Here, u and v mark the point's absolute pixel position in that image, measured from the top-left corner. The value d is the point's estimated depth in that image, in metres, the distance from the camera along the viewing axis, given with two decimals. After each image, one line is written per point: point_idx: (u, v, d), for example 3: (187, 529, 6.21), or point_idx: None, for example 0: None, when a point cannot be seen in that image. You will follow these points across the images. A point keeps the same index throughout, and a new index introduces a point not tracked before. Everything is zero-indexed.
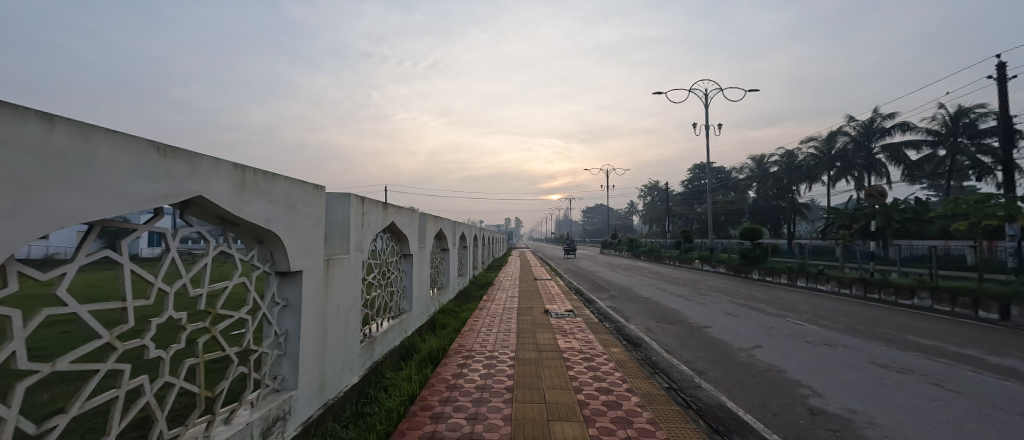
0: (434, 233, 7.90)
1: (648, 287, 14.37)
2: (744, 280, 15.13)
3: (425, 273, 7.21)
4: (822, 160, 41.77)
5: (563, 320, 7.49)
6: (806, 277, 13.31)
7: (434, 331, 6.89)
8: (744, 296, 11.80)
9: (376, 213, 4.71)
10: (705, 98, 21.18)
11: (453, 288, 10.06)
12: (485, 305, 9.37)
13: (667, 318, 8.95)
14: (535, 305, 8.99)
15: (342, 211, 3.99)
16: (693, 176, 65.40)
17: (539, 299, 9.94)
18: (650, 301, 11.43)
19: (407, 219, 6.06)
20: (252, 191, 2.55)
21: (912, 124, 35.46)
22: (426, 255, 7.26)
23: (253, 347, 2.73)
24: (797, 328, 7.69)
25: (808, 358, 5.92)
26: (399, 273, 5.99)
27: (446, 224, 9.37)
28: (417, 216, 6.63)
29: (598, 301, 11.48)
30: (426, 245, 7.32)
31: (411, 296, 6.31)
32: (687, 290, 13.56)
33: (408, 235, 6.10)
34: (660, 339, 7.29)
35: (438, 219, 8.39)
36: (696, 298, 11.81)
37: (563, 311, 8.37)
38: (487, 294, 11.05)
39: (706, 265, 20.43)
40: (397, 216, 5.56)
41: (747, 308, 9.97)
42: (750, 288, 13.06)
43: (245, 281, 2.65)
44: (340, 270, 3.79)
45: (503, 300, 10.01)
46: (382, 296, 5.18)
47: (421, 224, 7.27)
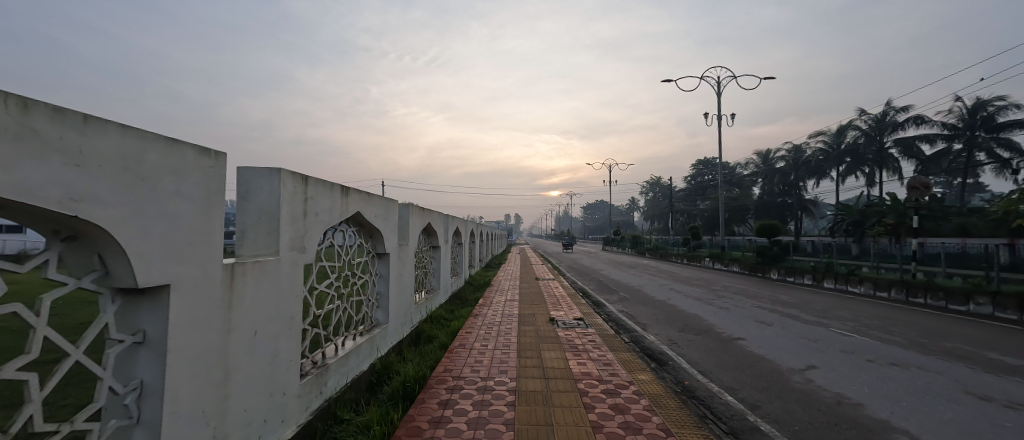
0: (419, 228, 6.69)
1: (660, 289, 13.18)
2: (763, 281, 13.94)
3: (408, 276, 6.02)
4: (830, 155, 40.53)
5: (573, 334, 6.12)
6: (835, 278, 12.08)
7: (417, 347, 5.67)
8: (770, 299, 10.59)
9: (329, 200, 3.50)
10: (717, 86, 19.93)
11: (445, 291, 8.86)
12: (481, 311, 8.16)
13: (690, 327, 7.76)
14: (538, 312, 7.77)
15: (269, 194, 2.77)
16: (696, 172, 64.06)
17: (542, 304, 8.68)
18: (665, 304, 10.24)
19: (381, 210, 4.87)
20: (16, 138, 1.32)
21: (927, 118, 34.17)
22: (409, 254, 6.06)
23: (49, 428, 1.51)
24: (848, 342, 6.52)
25: (883, 386, 4.72)
26: (371, 277, 4.79)
27: (436, 219, 8.17)
28: (396, 207, 5.43)
29: (608, 305, 10.27)
30: (410, 242, 6.13)
31: (389, 305, 5.13)
32: (704, 291, 12.37)
33: (382, 230, 4.89)
34: (689, 355, 6.06)
35: (426, 212, 7.19)
36: (716, 301, 10.60)
37: (572, 321, 7.00)
38: (483, 297, 9.83)
39: (717, 263, 19.23)
40: (364, 206, 4.34)
41: (778, 314, 8.77)
42: (773, 290, 11.85)
43: (24, 310, 1.44)
44: (262, 279, 2.59)
45: (501, 305, 8.75)
46: (342, 309, 3.98)
47: (402, 217, 6.06)
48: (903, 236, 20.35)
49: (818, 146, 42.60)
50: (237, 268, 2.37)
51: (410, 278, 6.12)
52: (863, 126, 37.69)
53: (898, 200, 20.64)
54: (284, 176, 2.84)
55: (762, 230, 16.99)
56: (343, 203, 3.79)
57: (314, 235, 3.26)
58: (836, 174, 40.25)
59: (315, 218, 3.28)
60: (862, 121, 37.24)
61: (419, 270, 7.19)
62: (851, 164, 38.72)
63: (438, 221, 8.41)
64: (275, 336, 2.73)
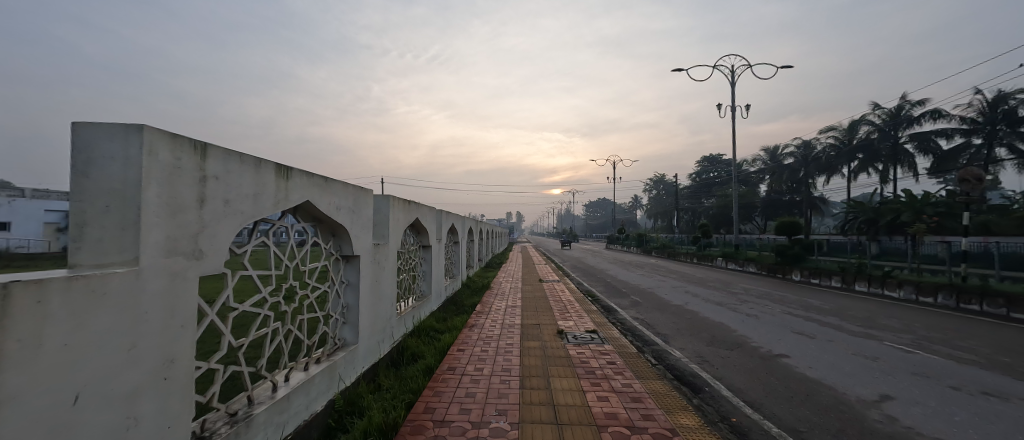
0: (404, 224, 5.64)
1: (674, 291, 12.14)
2: (785, 283, 12.87)
3: (387, 282, 4.97)
4: (842, 151, 39.27)
5: (587, 353, 5.04)
6: (869, 282, 11.00)
7: (396, 370, 4.62)
8: (800, 305, 9.52)
9: (253, 183, 2.45)
10: (731, 76, 18.78)
11: (438, 297, 7.84)
12: (478, 320, 7.13)
13: (719, 339, 6.72)
14: (544, 323, 6.71)
15: (124, 168, 1.74)
16: (701, 169, 62.85)
17: (548, 312, 7.64)
18: (684, 310, 9.17)
19: (347, 201, 3.82)
20: None
21: (944, 112, 32.97)
22: (389, 256, 5.02)
23: None
24: (914, 361, 5.47)
25: (992, 428, 3.66)
26: (333, 286, 3.74)
27: (427, 214, 7.11)
28: (371, 198, 4.40)
29: (621, 312, 9.21)
30: (391, 242, 5.09)
31: (359, 321, 4.08)
32: (722, 294, 11.32)
33: (348, 226, 3.83)
34: (728, 379, 4.99)
35: (414, 205, 6.17)
36: (740, 307, 9.51)
37: (584, 334, 5.94)
38: (481, 303, 8.77)
39: (731, 263, 18.15)
40: (319, 194, 3.29)
41: (817, 323, 7.70)
42: (800, 294, 10.78)
43: None
44: (97, 305, 1.54)
45: (499, 313, 7.69)
46: (281, 332, 2.93)
47: (381, 211, 5.00)
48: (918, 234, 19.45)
49: (828, 142, 41.38)
50: (28, 289, 1.32)
51: (391, 284, 5.08)
52: (876, 120, 36.41)
53: (915, 197, 19.68)
54: (152, 138, 1.79)
55: (781, 228, 15.88)
56: (281, 188, 2.74)
57: (222, 231, 2.20)
58: (848, 171, 39.07)
59: (224, 207, 2.22)
60: (875, 115, 35.97)
61: (405, 274, 6.15)
62: (863, 160, 37.52)
63: (430, 217, 7.37)
64: (126, 398, 1.67)
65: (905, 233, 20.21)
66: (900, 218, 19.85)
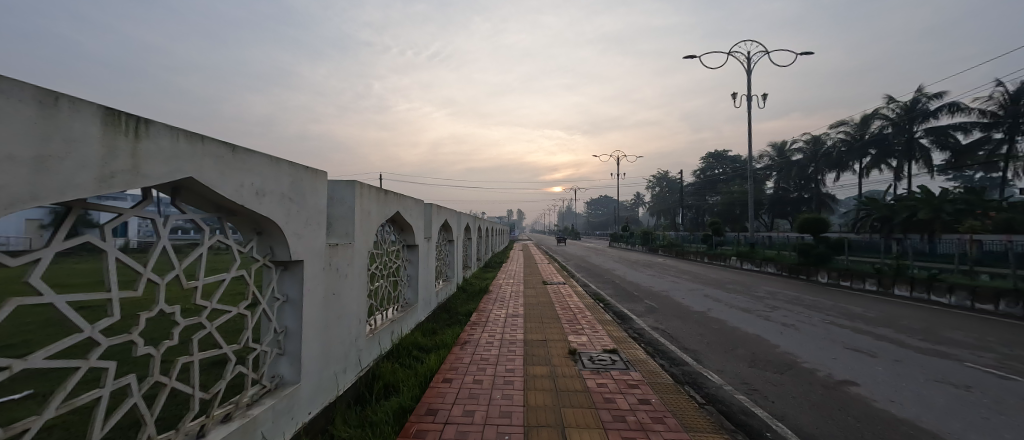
0: (379, 218, 4.46)
1: (691, 294, 11.04)
2: (813, 286, 11.76)
3: (354, 294, 3.84)
4: (854, 147, 38.07)
5: (610, 386, 3.88)
6: (913, 285, 9.86)
7: (360, 411, 3.48)
8: (839, 312, 8.41)
9: (26, 137, 1.30)
10: (747, 63, 17.72)
11: (428, 304, 6.71)
12: (473, 334, 5.98)
13: (763, 358, 5.61)
14: (552, 339, 5.56)
15: None
16: (705, 166, 61.71)
17: (555, 323, 6.50)
18: (709, 319, 8.06)
19: (279, 184, 2.66)
20: None
21: (963, 105, 31.80)
22: (356, 258, 3.87)
23: None
24: (1017, 391, 4.38)
25: None
26: (257, 306, 2.59)
27: (413, 209, 5.95)
28: (323, 181, 3.25)
29: (637, 321, 8.08)
30: (358, 244, 3.93)
31: (303, 353, 2.93)
32: (747, 299, 10.19)
33: (279, 220, 2.66)
34: (792, 418, 3.86)
35: (394, 195, 5.01)
36: (771, 315, 8.41)
37: (602, 355, 4.79)
38: (477, 311, 7.64)
39: (747, 263, 17.03)
40: (217, 169, 2.12)
41: (870, 337, 6.59)
42: (835, 299, 9.66)
43: None
44: None
45: (496, 325, 6.53)
46: (136, 393, 1.77)
47: (346, 202, 3.83)
48: (939, 232, 18.42)
49: (838, 137, 40.18)
50: None
51: (359, 297, 3.94)
52: (890, 114, 35.19)
53: (934, 193, 18.67)
54: None
55: (804, 225, 14.75)
56: (120, 152, 1.59)
57: None
58: (859, 167, 37.88)
59: None
60: (890, 108, 34.78)
61: (382, 280, 5.01)
62: (876, 155, 36.25)
63: (417, 212, 6.21)
64: None
65: (926, 231, 19.13)
66: (919, 215, 18.84)
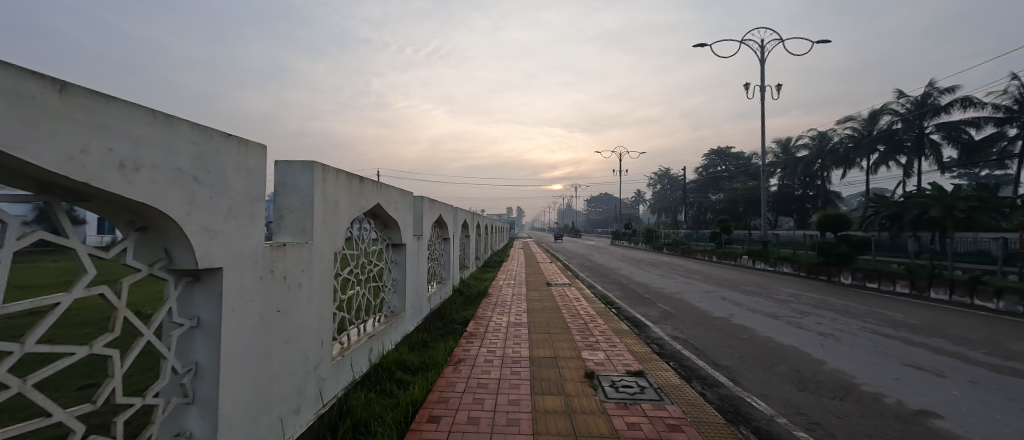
0: (350, 212, 3.56)
1: (708, 297, 10.19)
2: (837, 288, 10.92)
3: (313, 309, 2.96)
4: (862, 143, 37.20)
5: (645, 428, 2.97)
6: (952, 289, 9.02)
7: None
8: (877, 319, 7.57)
9: None
10: (760, 52, 16.86)
11: (418, 312, 5.83)
12: (469, 350, 5.07)
13: (813, 379, 4.77)
14: (562, 356, 4.65)
15: None
16: (708, 163, 60.75)
17: (563, 333, 5.64)
18: (735, 327, 7.23)
19: (172, 157, 1.75)
20: None
21: (976, 99, 30.95)
22: (316, 262, 2.98)
23: None
24: None
25: None
26: (138, 339, 1.69)
27: (398, 202, 5.05)
28: (260, 158, 2.36)
29: (654, 328, 7.22)
30: (318, 245, 3.03)
31: (223, 400, 2.05)
32: (770, 303, 9.36)
33: (175, 211, 1.77)
34: None
35: (374, 184, 4.12)
36: (803, 321, 7.58)
37: (626, 380, 3.92)
38: (475, 318, 6.75)
39: (760, 262, 16.18)
40: (31, 119, 1.24)
41: (925, 350, 5.75)
42: (867, 304, 8.81)
43: None
44: None
45: (495, 336, 5.63)
46: None
47: (301, 189, 2.94)
48: (955, 230, 17.65)
49: (845, 133, 39.27)
50: None
51: (321, 312, 3.06)
52: (900, 110, 34.30)
53: (950, 189, 17.88)
54: None
55: (824, 222, 13.87)
56: None
57: None
58: (867, 163, 36.98)
59: None
60: (899, 103, 33.92)
61: (358, 287, 4.12)
62: (884, 152, 35.36)
63: (404, 205, 5.29)
64: None
65: (938, 229, 18.36)
66: (930, 213, 17.94)
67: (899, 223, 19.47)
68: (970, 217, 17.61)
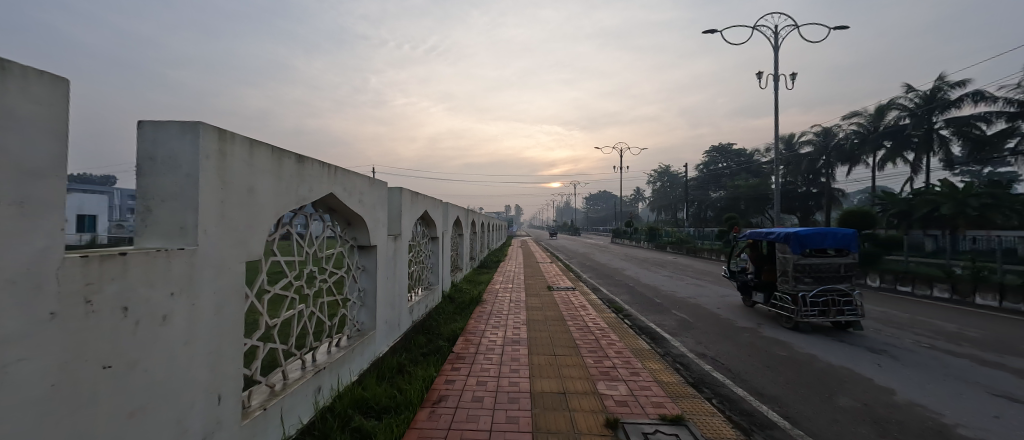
0: (274, 203, 2.50)
1: (727, 302, 9.19)
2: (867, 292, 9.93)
3: (201, 349, 1.92)
4: (868, 139, 36.21)
5: None
6: (1002, 294, 8.01)
7: None
8: (929, 331, 6.58)
9: None
10: (774, 40, 15.84)
11: (394, 329, 4.79)
12: (453, 378, 4.02)
13: (890, 416, 3.77)
14: (573, 390, 3.60)
15: None
16: (708, 160, 59.71)
17: (571, 354, 4.61)
18: (768, 340, 6.24)
19: None
20: None
21: (987, 93, 29.99)
22: (202, 277, 1.93)
23: None
24: None
25: None
26: None
27: (365, 193, 3.99)
28: (45, 100, 1.31)
29: (674, 342, 6.20)
30: (211, 251, 1.99)
31: None
32: None
33: None
34: None
35: (322, 166, 3.08)
36: (843, 333, 6.60)
37: (662, 432, 2.87)
38: (465, 332, 5.70)
39: None
40: None
41: (1008, 374, 4.75)
42: (909, 312, 7.81)
43: None
44: None
45: (486, 356, 4.58)
46: None
47: (177, 166, 1.90)
48: (975, 228, 16.69)
49: (851, 129, 38.28)
50: None
51: (216, 349, 2.03)
52: (908, 105, 33.29)
53: (968, 185, 16.94)
54: None
55: (847, 219, 12.85)
56: None
57: None
58: (873, 160, 36.04)
59: None
60: (907, 98, 32.91)
61: (302, 305, 3.09)
62: (890, 148, 34.32)
63: (374, 198, 4.25)
64: None
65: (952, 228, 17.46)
66: (940, 211, 16.73)
67: (907, 221, 18.50)
68: (986, 215, 16.71)
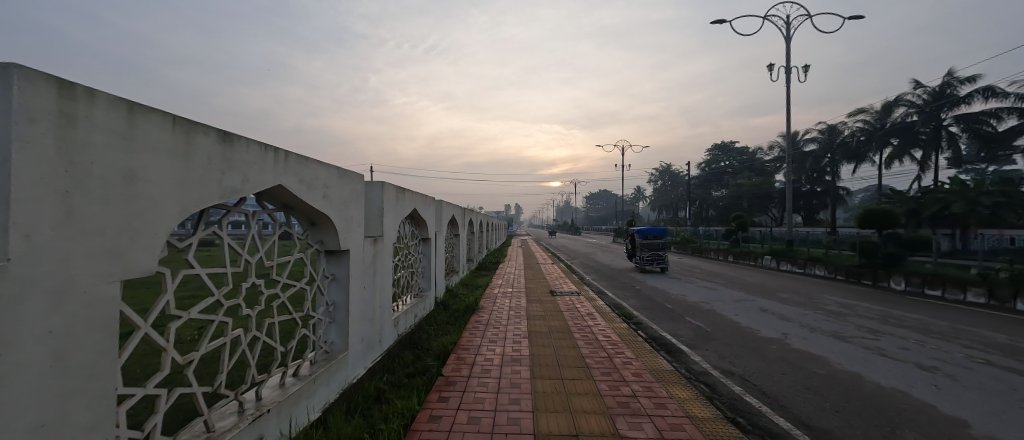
0: (177, 196, 1.79)
1: (743, 307, 8.53)
2: (892, 296, 9.28)
3: (12, 430, 1.20)
4: (875, 136, 35.50)
5: None
6: None
7: None
8: (976, 341, 5.93)
9: None
10: (784, 30, 15.10)
11: (373, 348, 4.10)
12: (440, 411, 3.31)
13: None
14: (587, 432, 2.87)
15: None
16: (710, 158, 58.91)
17: (581, 377, 3.88)
18: (799, 354, 5.57)
19: None
20: None
21: (997, 89, 29.31)
22: (22, 313, 1.22)
23: None
24: None
25: None
26: None
27: (332, 187, 3.28)
28: None
29: (693, 357, 5.47)
30: (46, 269, 1.29)
31: None
32: (822, 316, 7.71)
33: None
34: None
35: (263, 150, 2.37)
36: (881, 345, 5.94)
37: None
38: (458, 347, 4.99)
39: (786, 264, 14.52)
40: None
41: None
42: (947, 320, 7.12)
43: None
44: None
45: (481, 382, 3.86)
46: None
47: None
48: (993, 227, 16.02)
49: (856, 126, 37.49)
50: None
51: (57, 421, 1.32)
52: (916, 101, 32.54)
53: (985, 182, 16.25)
54: None
55: (866, 218, 12.17)
56: None
57: None
58: (880, 158, 35.33)
59: None
60: (915, 95, 32.12)
61: (240, 330, 2.39)
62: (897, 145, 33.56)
63: (345, 194, 3.53)
64: None
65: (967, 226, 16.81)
66: (950, 209, 16.00)
67: (917, 219, 17.77)
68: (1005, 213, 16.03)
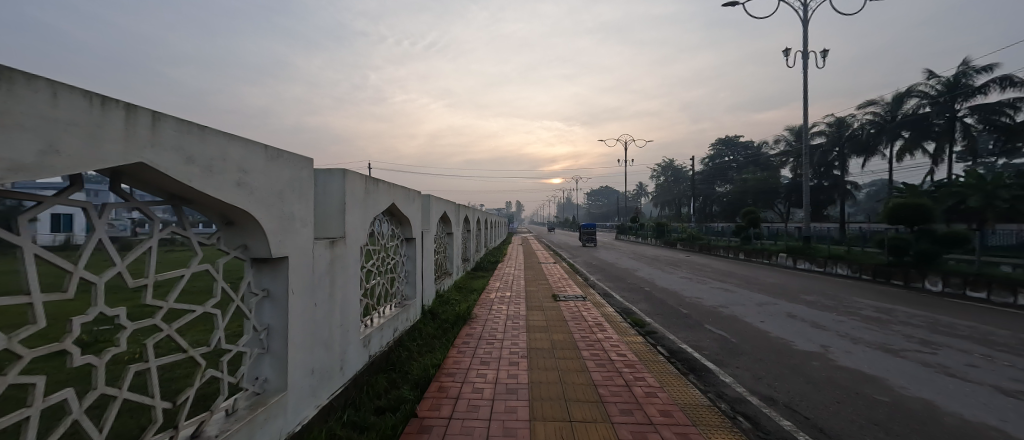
0: None
1: (769, 312, 7.65)
2: (932, 299, 8.37)
3: None
4: (885, 129, 34.41)
5: None
6: None
7: None
8: None
9: None
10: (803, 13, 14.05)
11: (328, 380, 3.20)
12: None
13: None
14: None
15: None
16: (714, 153, 57.74)
17: (596, 420, 3.01)
18: (849, 373, 4.69)
19: None
20: None
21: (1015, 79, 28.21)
22: None
23: None
24: None
25: None
26: None
27: (254, 172, 2.39)
28: None
29: (724, 377, 4.60)
30: None
31: None
32: (861, 323, 6.82)
33: None
34: None
35: (93, 103, 1.47)
36: (943, 361, 5.05)
37: None
38: (443, 372, 4.13)
39: (803, 262, 13.64)
40: None
41: None
42: (1008, 328, 6.21)
43: None
44: None
45: (465, 427, 2.98)
46: None
47: None
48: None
49: (866, 119, 36.34)
50: None
51: None
52: (928, 92, 31.45)
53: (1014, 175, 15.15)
54: None
55: (895, 213, 11.25)
56: None
57: None
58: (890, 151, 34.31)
59: None
60: (930, 86, 30.81)
61: (70, 391, 1.51)
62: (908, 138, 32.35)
63: (279, 183, 2.64)
64: None
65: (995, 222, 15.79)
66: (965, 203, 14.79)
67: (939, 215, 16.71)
68: None
